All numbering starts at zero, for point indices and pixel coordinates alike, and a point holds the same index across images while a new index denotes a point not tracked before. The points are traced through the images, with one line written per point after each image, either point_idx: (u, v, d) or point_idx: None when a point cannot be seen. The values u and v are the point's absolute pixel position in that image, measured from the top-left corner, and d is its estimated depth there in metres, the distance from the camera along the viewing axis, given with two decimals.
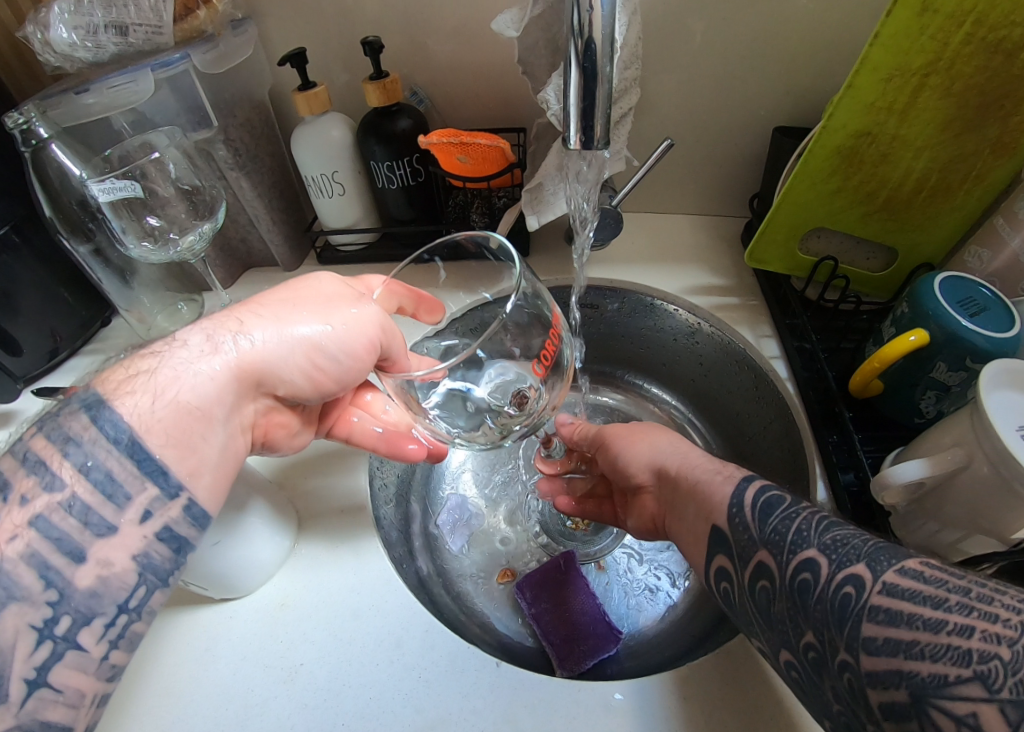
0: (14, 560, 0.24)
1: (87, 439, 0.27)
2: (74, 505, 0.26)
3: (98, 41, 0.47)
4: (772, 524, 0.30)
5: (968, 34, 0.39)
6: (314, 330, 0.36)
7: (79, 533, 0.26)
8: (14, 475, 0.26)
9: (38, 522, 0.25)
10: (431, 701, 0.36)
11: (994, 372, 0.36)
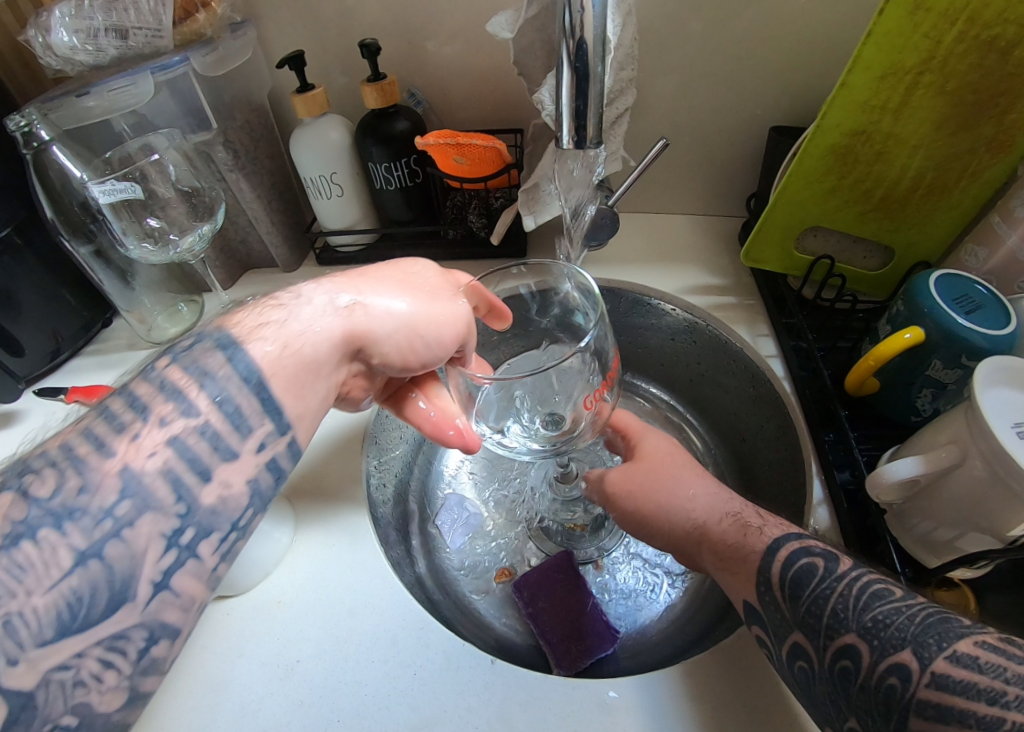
0: (151, 473, 0.24)
1: (218, 372, 0.28)
2: (206, 430, 0.27)
3: (98, 45, 0.48)
4: (808, 603, 0.29)
5: (960, 32, 0.39)
6: (412, 311, 0.35)
7: (208, 454, 0.26)
8: (149, 398, 0.26)
9: (174, 442, 0.25)
10: (426, 698, 0.36)
11: (988, 371, 0.36)
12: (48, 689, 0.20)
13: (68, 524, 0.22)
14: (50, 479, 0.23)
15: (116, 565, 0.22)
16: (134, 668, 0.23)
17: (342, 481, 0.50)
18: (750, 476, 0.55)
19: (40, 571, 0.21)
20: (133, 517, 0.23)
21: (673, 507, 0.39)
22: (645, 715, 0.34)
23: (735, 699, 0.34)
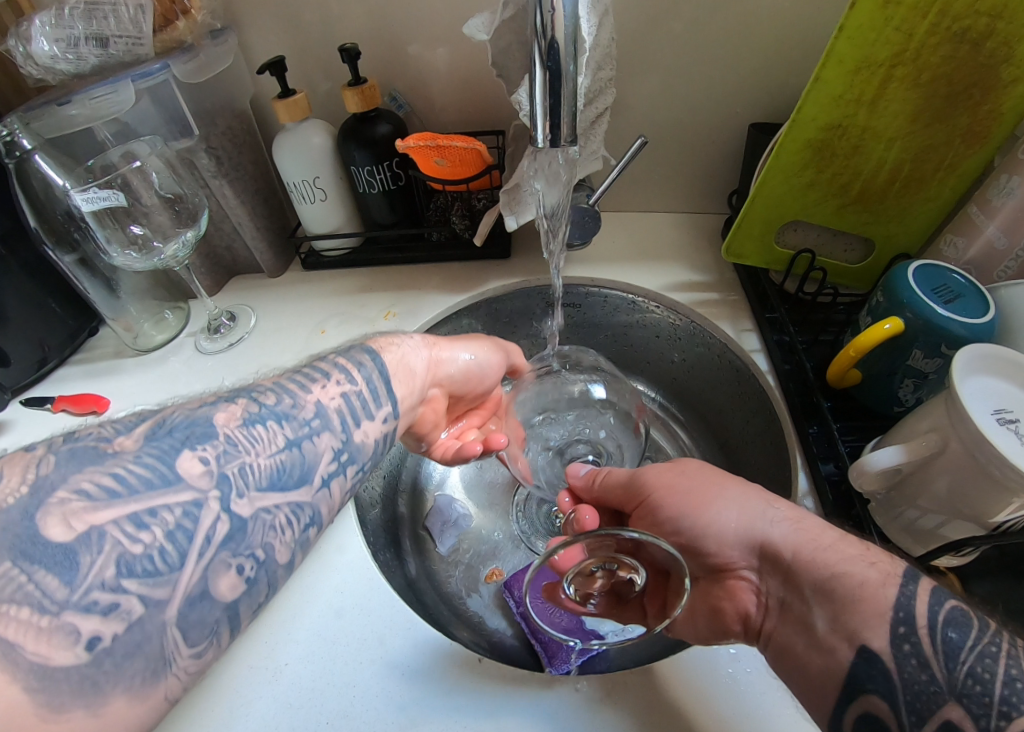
0: (331, 408, 0.32)
1: (367, 364, 0.37)
2: (359, 395, 0.35)
3: (79, 53, 0.48)
4: (967, 669, 0.24)
5: (933, 24, 0.40)
6: (467, 355, 0.48)
7: (361, 410, 0.34)
8: (327, 369, 0.35)
9: (345, 396, 0.34)
10: (413, 698, 0.36)
11: (967, 359, 0.37)
12: (255, 523, 0.26)
13: (284, 421, 0.30)
14: (272, 395, 0.31)
15: (305, 456, 0.30)
16: (297, 539, 0.28)
17: None
18: (737, 471, 0.55)
19: (265, 443, 0.28)
20: (317, 432, 0.31)
21: (749, 508, 0.34)
22: (634, 712, 0.34)
23: (725, 690, 0.34)
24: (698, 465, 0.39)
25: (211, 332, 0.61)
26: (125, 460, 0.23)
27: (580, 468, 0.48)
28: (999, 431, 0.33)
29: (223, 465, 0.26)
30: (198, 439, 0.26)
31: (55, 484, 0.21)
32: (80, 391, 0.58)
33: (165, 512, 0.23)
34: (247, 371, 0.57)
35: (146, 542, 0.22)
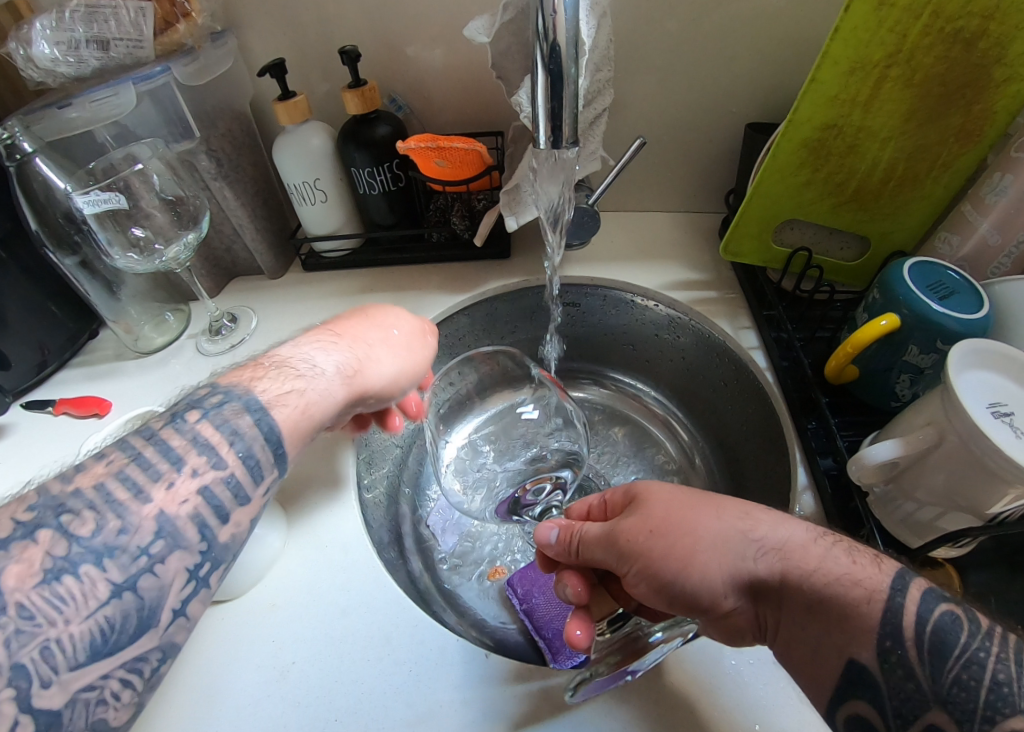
0: (181, 518, 0.26)
1: (245, 432, 0.29)
2: (229, 482, 0.28)
3: (80, 56, 0.48)
4: (953, 677, 0.25)
5: (926, 24, 0.41)
6: (388, 371, 0.39)
7: (229, 505, 0.27)
8: (183, 450, 0.27)
9: (204, 490, 0.27)
10: (421, 694, 0.36)
11: (960, 354, 0.37)
12: (71, 710, 0.21)
13: (106, 561, 0.23)
14: (89, 520, 0.23)
15: (144, 598, 0.24)
16: (144, 691, 0.24)
17: (332, 485, 0.49)
18: (737, 467, 0.56)
19: (80, 601, 0.22)
20: (161, 558, 0.25)
21: (728, 540, 0.32)
22: (637, 705, 0.34)
23: (725, 682, 0.35)
24: (664, 498, 0.36)
25: (212, 334, 0.61)
26: None
27: (550, 527, 0.42)
28: (993, 424, 0.33)
29: (16, 652, 0.20)
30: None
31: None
32: (81, 393, 0.58)
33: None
34: None
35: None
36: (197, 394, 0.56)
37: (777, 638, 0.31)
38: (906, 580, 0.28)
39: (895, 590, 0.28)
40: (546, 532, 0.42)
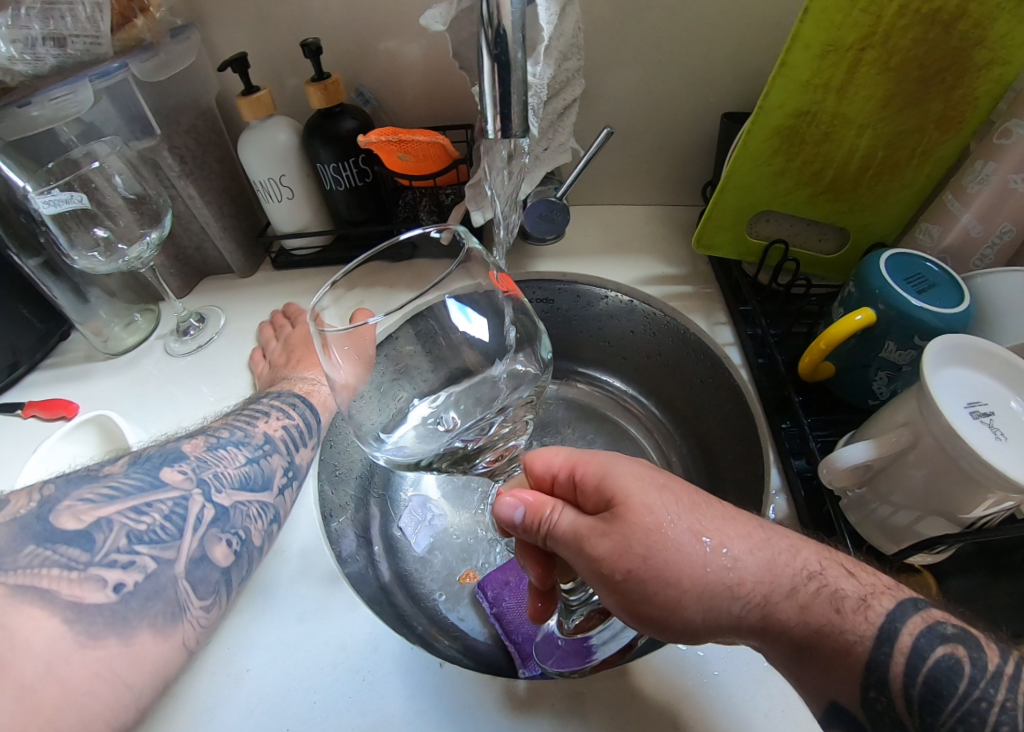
0: (278, 435, 0.43)
1: (299, 403, 0.48)
2: (296, 426, 0.45)
3: (36, 53, 0.46)
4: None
5: (901, 5, 0.39)
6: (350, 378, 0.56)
7: (301, 438, 0.45)
8: (267, 408, 0.45)
9: (288, 424, 0.45)
10: (375, 703, 0.35)
11: (937, 349, 0.35)
12: (233, 512, 0.36)
13: (242, 444, 0.40)
14: (226, 430, 0.41)
15: (263, 469, 0.40)
16: (265, 529, 0.38)
17: None
18: (713, 467, 0.54)
19: (229, 461, 0.39)
20: (269, 453, 0.41)
21: (712, 591, 0.29)
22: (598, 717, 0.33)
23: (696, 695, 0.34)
24: (648, 525, 0.30)
25: (180, 334, 0.60)
26: (116, 478, 0.33)
27: (513, 508, 0.35)
28: (971, 425, 0.32)
29: (199, 473, 0.36)
30: (172, 460, 0.36)
31: (58, 497, 0.30)
32: (50, 396, 0.57)
33: (158, 505, 0.33)
34: (218, 372, 0.57)
35: (147, 522, 0.32)
36: (163, 394, 0.55)
37: (722, 642, 0.32)
38: (897, 626, 0.27)
39: (881, 641, 0.26)
40: (507, 514, 0.36)
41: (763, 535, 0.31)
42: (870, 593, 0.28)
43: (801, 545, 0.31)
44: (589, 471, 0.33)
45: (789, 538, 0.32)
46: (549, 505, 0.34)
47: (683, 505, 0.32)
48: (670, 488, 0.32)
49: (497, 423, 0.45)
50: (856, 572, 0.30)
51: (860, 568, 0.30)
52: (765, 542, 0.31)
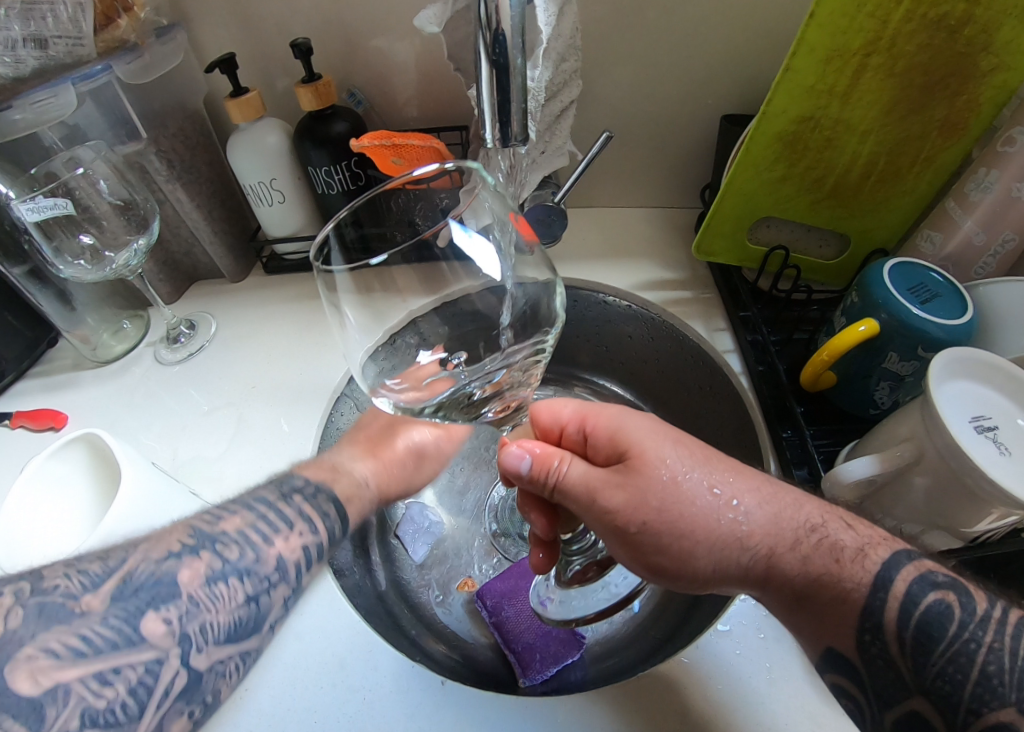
0: (291, 561, 0.33)
1: (332, 513, 0.38)
2: (319, 545, 0.36)
3: (16, 56, 0.44)
4: (940, 671, 0.26)
5: (908, 10, 0.38)
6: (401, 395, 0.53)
7: (316, 560, 0.35)
8: (293, 516, 0.35)
9: (304, 547, 0.34)
10: (374, 723, 0.34)
11: (943, 363, 0.35)
12: (208, 678, 0.26)
13: (245, 576, 0.30)
14: (235, 547, 0.31)
15: (260, 610, 0.30)
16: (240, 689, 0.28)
17: None
18: None
19: (225, 600, 0.28)
20: (274, 585, 0.31)
21: (721, 539, 0.31)
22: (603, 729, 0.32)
23: (704, 704, 0.33)
24: (660, 475, 0.32)
25: (171, 341, 0.59)
26: (92, 621, 0.24)
27: (521, 458, 0.37)
28: (976, 441, 0.31)
29: (185, 625, 0.26)
30: (161, 599, 0.26)
31: (24, 638, 0.22)
32: (39, 406, 0.56)
33: (128, 669, 0.23)
34: (209, 381, 0.55)
35: (109, 697, 0.22)
36: (153, 404, 0.54)
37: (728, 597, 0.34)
38: (891, 574, 0.29)
39: (876, 588, 0.29)
40: (514, 463, 0.37)
41: (771, 490, 0.33)
42: (866, 544, 0.30)
43: (806, 500, 0.33)
44: (600, 423, 0.36)
45: (795, 493, 0.33)
46: (558, 456, 0.36)
47: (695, 459, 0.34)
48: (683, 442, 0.34)
49: (503, 372, 0.39)
50: (856, 525, 0.32)
51: (859, 521, 0.32)
52: (772, 495, 0.33)
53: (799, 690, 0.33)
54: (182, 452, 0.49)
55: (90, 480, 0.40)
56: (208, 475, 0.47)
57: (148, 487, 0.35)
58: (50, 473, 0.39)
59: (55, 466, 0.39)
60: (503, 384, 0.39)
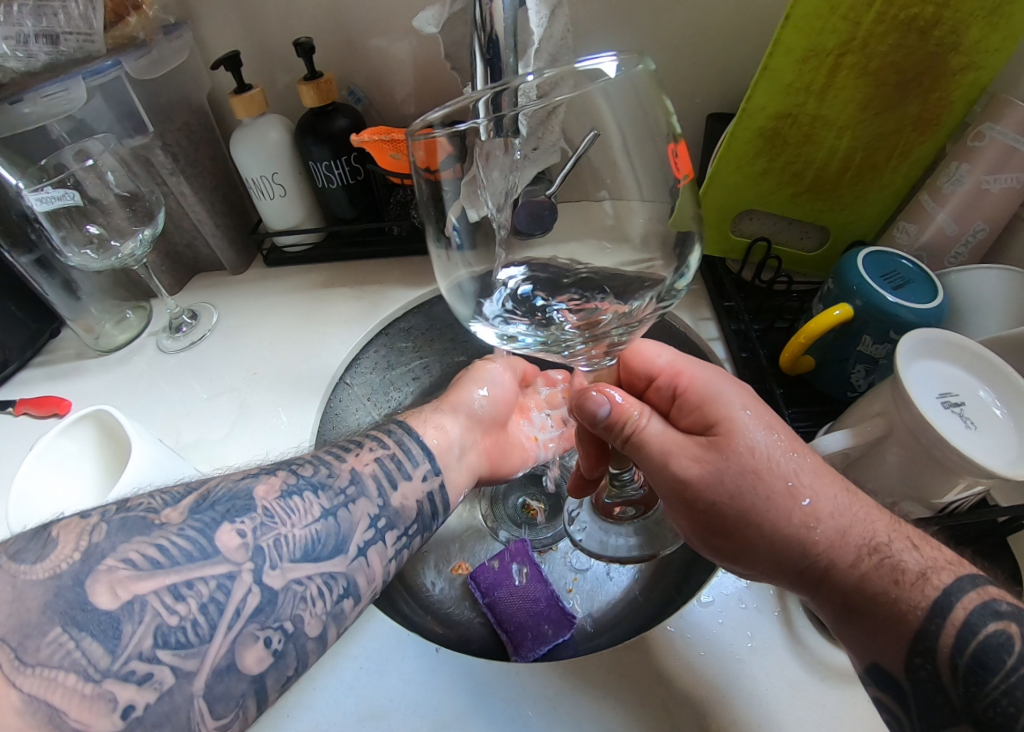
0: (366, 474, 0.37)
1: (399, 431, 0.42)
2: (390, 458, 0.39)
3: (28, 51, 0.46)
4: (991, 701, 0.26)
5: (879, 13, 0.40)
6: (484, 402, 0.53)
7: (397, 475, 0.38)
8: (361, 439, 0.40)
9: (380, 461, 0.38)
10: (376, 690, 0.35)
11: (911, 343, 0.37)
12: (285, 595, 0.29)
13: (320, 491, 0.34)
14: (309, 467, 0.36)
15: (339, 525, 0.33)
16: (328, 610, 0.31)
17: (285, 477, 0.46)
18: None
19: (302, 513, 0.32)
20: (352, 499, 0.35)
21: (784, 532, 0.32)
22: (595, 683, 0.34)
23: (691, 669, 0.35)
24: (740, 457, 0.33)
25: (172, 331, 0.61)
26: (170, 533, 0.28)
27: (599, 405, 0.38)
28: (943, 416, 0.33)
29: (259, 538, 0.30)
30: (237, 513, 0.30)
31: (104, 553, 0.26)
32: (42, 393, 0.57)
33: (201, 585, 0.27)
34: (209, 368, 0.57)
35: (181, 614, 0.26)
36: (156, 390, 0.55)
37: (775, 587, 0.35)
38: (952, 600, 0.28)
39: (934, 613, 0.28)
40: (593, 410, 0.39)
41: (848, 498, 0.33)
42: (929, 568, 0.30)
43: (878, 516, 0.32)
44: (695, 386, 0.38)
45: (869, 508, 0.33)
46: (638, 410, 0.38)
47: (781, 447, 0.34)
48: (775, 430, 0.35)
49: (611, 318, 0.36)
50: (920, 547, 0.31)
51: (925, 543, 0.31)
52: (849, 505, 0.32)
53: (778, 658, 0.35)
54: (184, 436, 0.50)
55: (100, 457, 0.41)
56: (213, 458, 0.48)
57: (156, 455, 0.37)
58: (57, 450, 0.40)
59: (64, 444, 0.40)
60: (601, 322, 0.37)
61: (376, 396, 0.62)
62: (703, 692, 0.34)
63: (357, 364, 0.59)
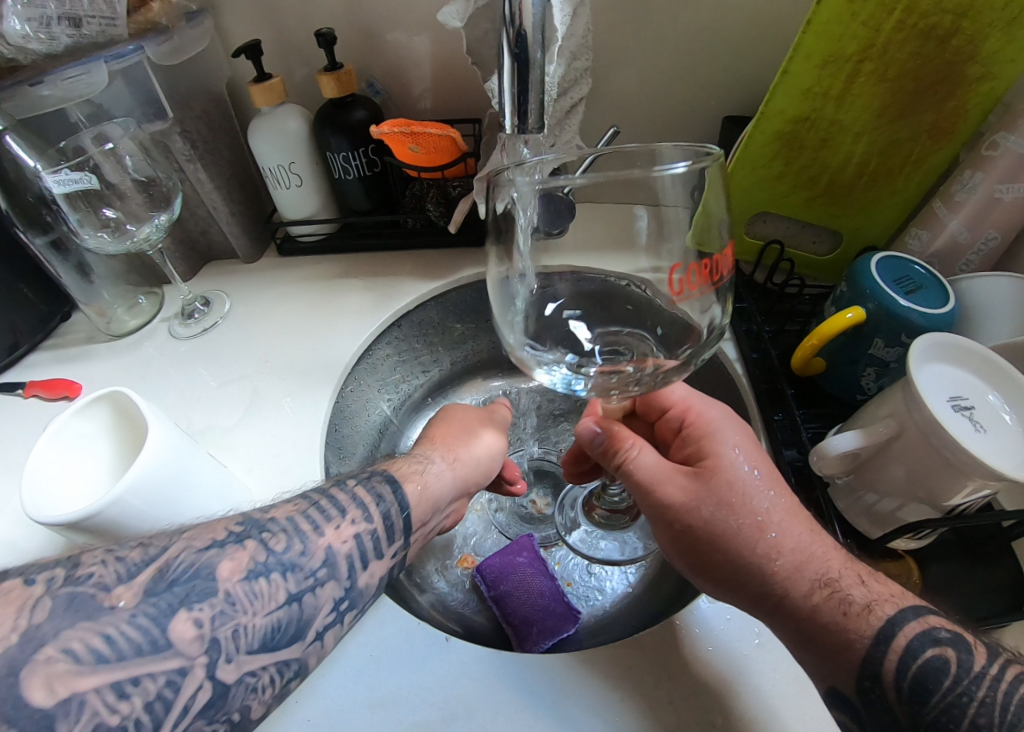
0: (341, 553, 0.30)
1: (388, 496, 0.34)
2: (373, 535, 0.32)
3: (50, 33, 0.45)
4: (932, 718, 0.27)
5: (899, 20, 0.41)
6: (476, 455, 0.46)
7: (374, 552, 0.32)
8: (344, 502, 0.32)
9: (358, 538, 0.31)
10: (382, 678, 0.35)
11: (924, 346, 0.38)
12: (237, 688, 0.24)
13: (289, 572, 0.28)
14: (283, 539, 0.29)
15: (304, 609, 0.28)
16: (277, 695, 0.26)
17: (297, 465, 0.46)
18: None
19: (265, 598, 0.26)
20: (322, 582, 0.29)
21: (748, 561, 0.33)
22: (601, 669, 0.34)
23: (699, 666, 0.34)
24: (720, 488, 0.35)
25: (184, 317, 0.61)
26: (121, 619, 0.22)
27: (600, 430, 0.41)
28: (953, 418, 0.34)
29: (216, 627, 0.24)
30: (196, 597, 0.24)
31: (45, 640, 0.20)
32: (54, 375, 0.57)
33: (148, 681, 0.21)
34: (220, 356, 0.57)
35: (124, 713, 0.20)
36: (168, 376, 0.55)
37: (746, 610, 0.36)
38: (893, 629, 0.29)
39: (877, 641, 0.29)
40: (593, 435, 0.41)
41: (812, 534, 0.34)
42: (873, 601, 0.31)
43: (833, 553, 0.33)
44: (699, 420, 0.40)
45: (828, 545, 0.33)
46: (631, 440, 0.39)
47: (762, 483, 0.35)
48: (760, 467, 0.36)
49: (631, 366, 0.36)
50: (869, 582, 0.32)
51: (871, 578, 0.32)
52: (810, 541, 0.33)
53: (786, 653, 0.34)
54: (194, 420, 0.50)
55: (118, 444, 0.41)
56: (222, 443, 0.48)
57: (173, 439, 0.37)
58: (72, 430, 0.40)
59: (80, 423, 0.40)
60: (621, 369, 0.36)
61: (385, 386, 0.62)
62: (706, 686, 0.33)
63: (369, 356, 0.59)
